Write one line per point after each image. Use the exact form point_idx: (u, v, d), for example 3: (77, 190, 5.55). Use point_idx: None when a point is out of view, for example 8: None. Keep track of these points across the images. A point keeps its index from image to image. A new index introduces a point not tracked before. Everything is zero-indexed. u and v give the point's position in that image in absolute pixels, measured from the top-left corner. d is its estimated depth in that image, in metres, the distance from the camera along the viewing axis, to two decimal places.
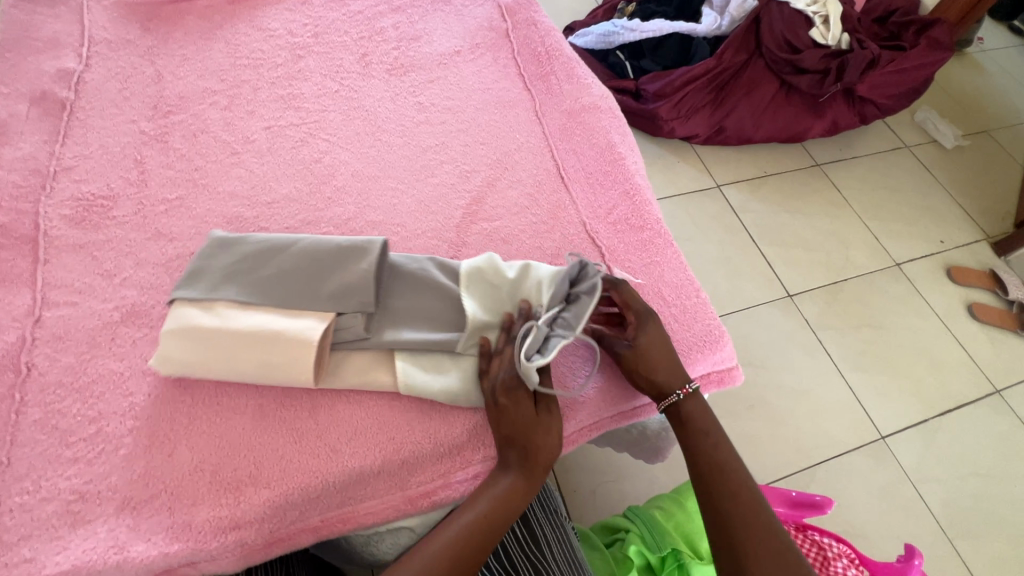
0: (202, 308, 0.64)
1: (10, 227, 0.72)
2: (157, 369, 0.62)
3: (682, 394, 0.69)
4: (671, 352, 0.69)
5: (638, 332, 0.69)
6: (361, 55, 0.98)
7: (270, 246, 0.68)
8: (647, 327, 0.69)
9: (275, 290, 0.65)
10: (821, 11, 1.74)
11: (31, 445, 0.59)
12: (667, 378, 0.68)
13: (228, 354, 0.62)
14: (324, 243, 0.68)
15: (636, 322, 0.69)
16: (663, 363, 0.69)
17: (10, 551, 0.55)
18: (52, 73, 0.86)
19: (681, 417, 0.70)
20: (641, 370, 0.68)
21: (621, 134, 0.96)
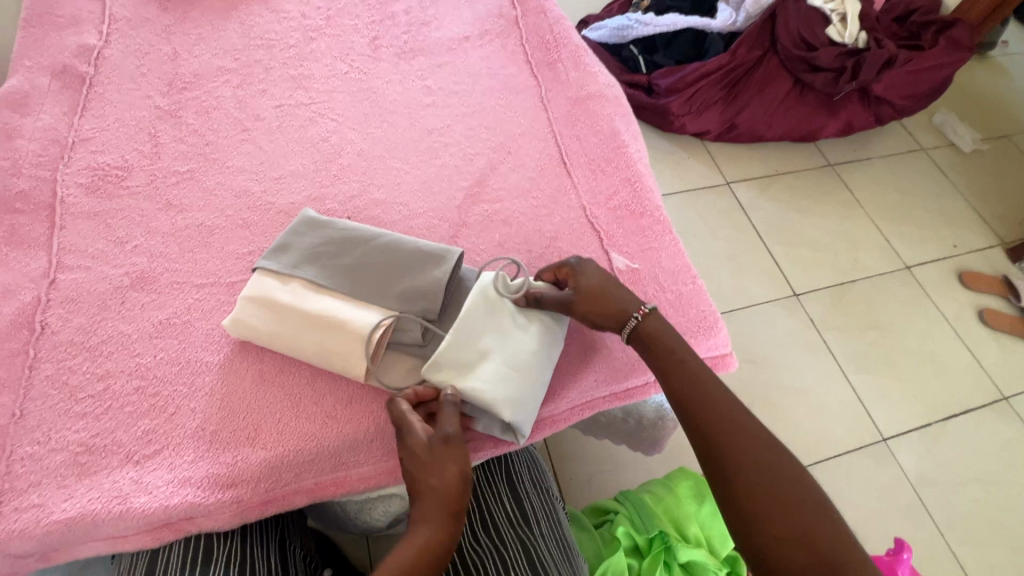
0: (281, 283, 0.67)
1: (31, 194, 0.75)
2: (229, 329, 0.66)
3: (639, 315, 0.66)
4: (615, 284, 0.69)
5: (575, 276, 0.69)
6: (372, 38, 0.99)
7: (356, 235, 0.71)
8: (582, 271, 0.69)
9: (349, 278, 0.67)
10: (838, 9, 1.73)
11: (43, 399, 0.62)
12: (620, 306, 0.67)
13: (291, 328, 0.65)
14: (405, 243, 0.70)
15: (568, 269, 0.70)
16: (613, 296, 0.68)
17: (21, 496, 0.57)
18: (73, 49, 0.89)
19: (648, 344, 0.66)
20: (593, 309, 0.67)
21: (625, 123, 0.97)
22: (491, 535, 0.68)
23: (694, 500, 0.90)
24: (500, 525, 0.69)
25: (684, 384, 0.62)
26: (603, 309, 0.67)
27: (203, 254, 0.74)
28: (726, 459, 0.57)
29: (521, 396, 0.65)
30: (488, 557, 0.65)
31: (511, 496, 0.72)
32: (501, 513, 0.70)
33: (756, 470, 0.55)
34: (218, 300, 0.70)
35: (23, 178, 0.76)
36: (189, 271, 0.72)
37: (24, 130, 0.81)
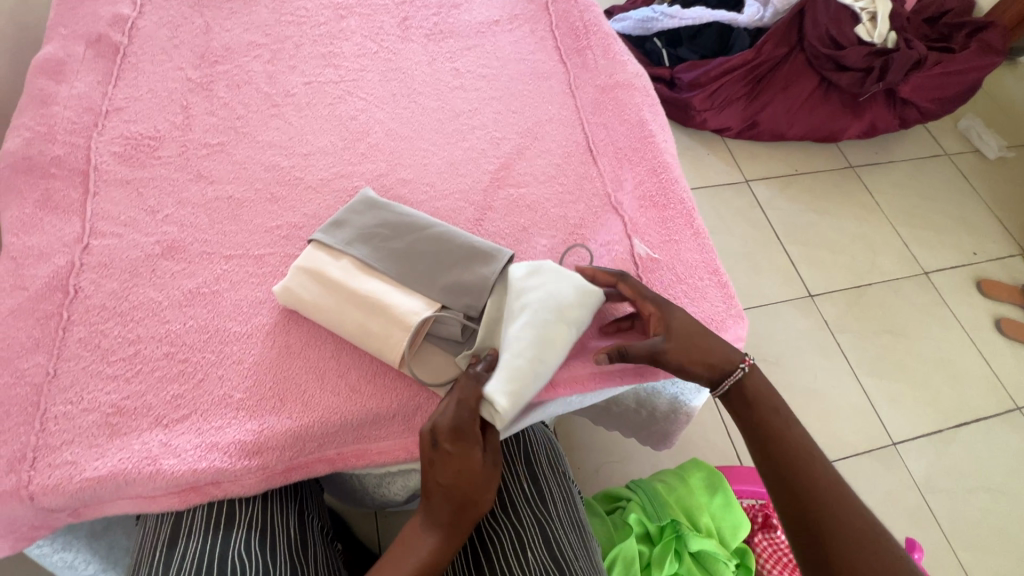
0: (333, 259, 0.69)
1: (65, 160, 0.76)
2: (277, 296, 0.68)
3: (746, 366, 0.70)
4: (707, 336, 0.69)
5: (669, 324, 0.67)
6: (402, 18, 0.99)
7: (412, 222, 0.72)
8: (671, 315, 0.68)
9: (399, 263, 0.69)
10: (869, 7, 1.70)
11: (75, 360, 0.63)
12: (718, 359, 0.68)
13: (336, 303, 0.66)
14: (456, 236, 0.71)
15: (662, 316, 0.68)
16: (709, 348, 0.68)
17: (54, 453, 0.59)
18: (107, 18, 0.90)
19: (751, 397, 0.70)
20: (691, 359, 0.67)
21: (653, 113, 0.96)
22: (508, 513, 0.68)
23: (706, 491, 0.91)
24: (518, 504, 0.69)
25: (763, 412, 0.69)
26: (701, 359, 0.67)
27: (232, 226, 0.74)
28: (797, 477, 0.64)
29: (509, 371, 0.59)
30: (506, 533, 0.67)
31: (529, 476, 0.72)
32: (521, 495, 0.70)
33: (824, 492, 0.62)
34: (246, 272, 0.71)
35: (57, 144, 0.77)
36: (219, 242, 0.73)
37: (59, 97, 0.82)
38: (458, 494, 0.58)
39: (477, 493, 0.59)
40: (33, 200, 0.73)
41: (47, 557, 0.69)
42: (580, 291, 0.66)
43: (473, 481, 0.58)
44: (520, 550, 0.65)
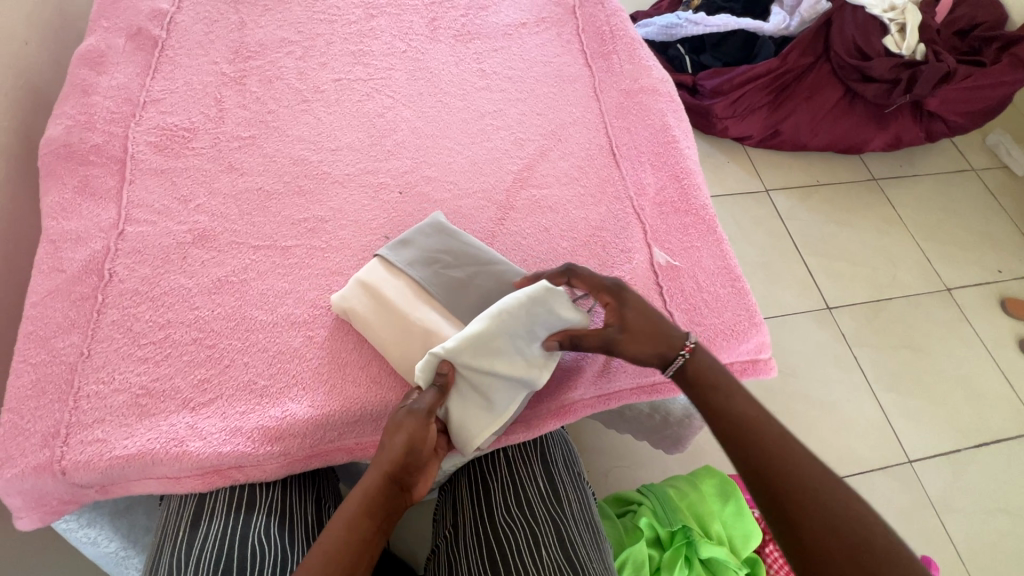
0: (394, 280, 0.70)
1: (104, 148, 0.79)
2: (333, 304, 0.69)
3: (686, 354, 0.65)
4: (661, 322, 0.66)
5: (620, 313, 0.66)
6: (430, 19, 1.01)
7: (475, 254, 0.72)
8: (626, 303, 0.66)
9: (455, 294, 0.69)
10: (899, 19, 1.66)
11: (108, 342, 0.65)
12: (668, 344, 0.65)
13: (387, 321, 0.67)
14: (516, 278, 0.71)
15: (613, 304, 0.66)
16: (660, 334, 0.66)
17: (86, 430, 0.61)
18: (147, 13, 0.93)
19: (694, 380, 0.66)
20: (640, 347, 0.65)
21: (676, 118, 0.96)
22: (524, 511, 0.69)
23: (719, 499, 0.91)
24: (533, 502, 0.70)
25: (712, 396, 0.65)
26: (648, 346, 0.65)
27: (261, 217, 0.76)
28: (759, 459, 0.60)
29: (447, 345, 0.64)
30: (521, 532, 0.67)
31: (546, 476, 0.73)
32: (536, 494, 0.71)
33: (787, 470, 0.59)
34: (273, 263, 0.73)
35: (97, 132, 0.80)
36: (247, 233, 0.75)
37: (100, 87, 0.84)
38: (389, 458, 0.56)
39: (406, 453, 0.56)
40: (72, 186, 0.76)
41: (72, 532, 0.71)
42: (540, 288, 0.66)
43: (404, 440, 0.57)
44: (535, 550, 0.65)
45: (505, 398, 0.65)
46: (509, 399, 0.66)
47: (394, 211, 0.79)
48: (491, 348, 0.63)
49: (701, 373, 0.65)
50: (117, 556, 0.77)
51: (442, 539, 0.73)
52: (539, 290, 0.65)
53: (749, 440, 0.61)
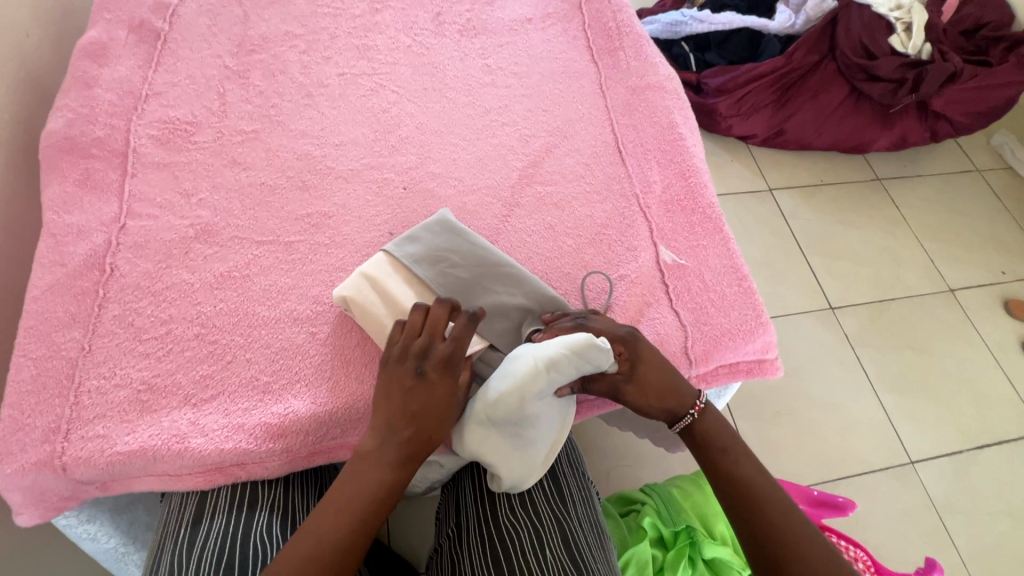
0: (399, 276, 0.69)
1: (105, 141, 0.78)
2: (335, 301, 0.68)
3: (696, 413, 0.68)
4: (671, 375, 0.67)
5: (633, 364, 0.66)
6: (435, 13, 1.00)
7: (481, 253, 0.72)
8: (640, 356, 0.66)
9: (460, 293, 0.69)
10: (904, 18, 1.66)
11: (109, 337, 0.65)
12: (676, 400, 0.67)
13: (390, 317, 0.67)
14: (523, 277, 0.71)
15: (627, 356, 0.65)
16: (669, 390, 0.67)
17: (87, 426, 0.60)
18: (150, 5, 0.92)
19: (700, 437, 0.68)
20: (649, 401, 0.66)
21: (683, 116, 0.95)
22: (528, 510, 0.69)
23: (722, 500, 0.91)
24: (538, 502, 0.70)
25: (718, 456, 0.67)
26: (658, 399, 0.66)
27: (264, 212, 0.75)
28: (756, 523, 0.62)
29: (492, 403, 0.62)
30: (525, 532, 0.66)
31: (550, 476, 0.73)
32: (540, 492, 0.71)
33: (785, 540, 0.61)
34: (276, 258, 0.72)
35: (98, 125, 0.79)
36: (250, 228, 0.74)
37: (102, 80, 0.83)
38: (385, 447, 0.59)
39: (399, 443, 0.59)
40: (73, 179, 0.75)
41: (72, 528, 0.70)
42: (575, 342, 0.61)
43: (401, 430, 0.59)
44: (540, 550, 0.65)
45: (545, 444, 0.66)
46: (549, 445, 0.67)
47: (398, 207, 0.78)
48: (537, 402, 0.63)
49: (708, 432, 0.68)
50: (117, 552, 0.76)
51: (446, 539, 0.72)
52: (587, 344, 0.61)
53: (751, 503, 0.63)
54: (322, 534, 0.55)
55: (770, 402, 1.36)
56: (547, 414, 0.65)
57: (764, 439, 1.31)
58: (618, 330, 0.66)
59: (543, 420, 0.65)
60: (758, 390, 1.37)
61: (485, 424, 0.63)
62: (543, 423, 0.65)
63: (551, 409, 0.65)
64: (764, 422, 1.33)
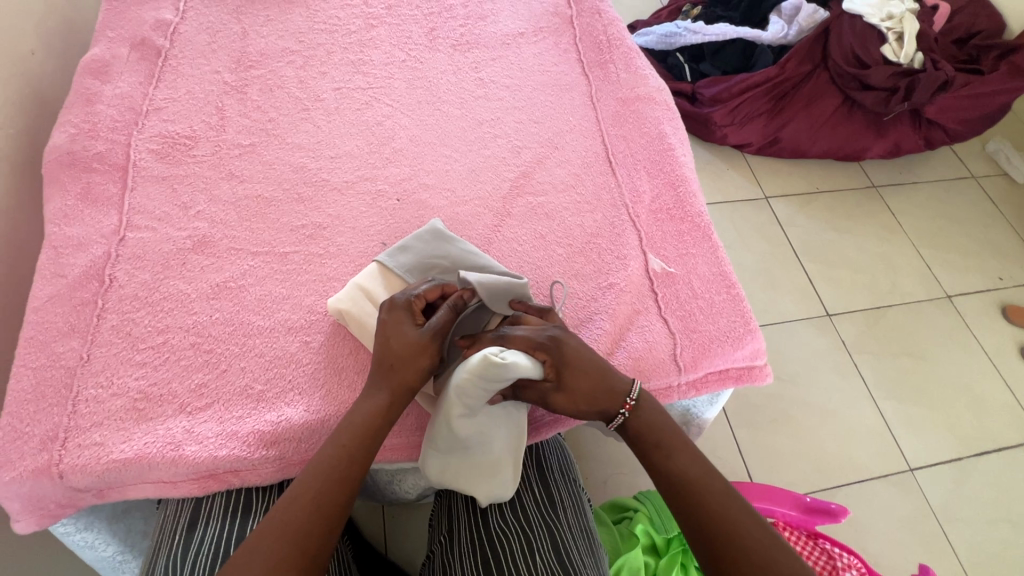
0: (393, 287, 0.71)
1: (106, 155, 0.80)
2: (330, 312, 0.70)
3: (626, 412, 0.65)
4: (601, 376, 0.65)
5: (558, 370, 0.64)
6: (429, 29, 1.02)
7: (471, 261, 0.73)
8: (562, 360, 0.64)
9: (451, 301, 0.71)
10: (896, 27, 1.67)
11: (107, 346, 0.66)
12: (608, 403, 0.65)
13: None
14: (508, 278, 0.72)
15: (551, 361, 0.63)
16: (599, 391, 0.64)
17: (84, 434, 0.61)
18: (151, 23, 0.94)
19: (637, 436, 0.66)
20: (580, 407, 0.65)
21: (672, 126, 0.97)
22: (518, 516, 0.70)
23: None
24: (528, 508, 0.71)
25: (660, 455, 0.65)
26: (588, 404, 0.64)
27: (260, 223, 0.77)
28: (708, 526, 0.60)
29: (433, 437, 0.64)
30: (514, 537, 0.67)
31: (541, 482, 0.74)
32: (531, 499, 0.72)
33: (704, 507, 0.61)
34: (271, 268, 0.74)
35: (99, 140, 0.81)
36: (247, 239, 0.76)
37: (103, 96, 0.86)
38: (330, 446, 0.60)
39: (344, 441, 0.60)
40: (74, 192, 0.77)
41: (69, 536, 0.71)
42: (473, 363, 0.59)
43: (353, 424, 0.61)
44: (529, 556, 0.65)
45: (505, 452, 0.67)
46: (510, 451, 0.68)
47: (391, 218, 0.80)
48: (469, 424, 0.63)
49: (643, 429, 0.65)
50: (114, 560, 0.77)
51: (438, 545, 0.73)
52: (486, 363, 0.59)
53: (697, 504, 0.62)
54: (299, 496, 0.57)
55: (767, 409, 1.36)
56: (490, 422, 0.65)
57: (760, 446, 1.31)
58: (540, 338, 0.64)
59: (488, 427, 0.65)
60: (754, 397, 1.37)
61: (438, 457, 0.66)
62: (491, 432, 0.66)
63: (492, 418, 0.65)
64: (760, 429, 1.33)
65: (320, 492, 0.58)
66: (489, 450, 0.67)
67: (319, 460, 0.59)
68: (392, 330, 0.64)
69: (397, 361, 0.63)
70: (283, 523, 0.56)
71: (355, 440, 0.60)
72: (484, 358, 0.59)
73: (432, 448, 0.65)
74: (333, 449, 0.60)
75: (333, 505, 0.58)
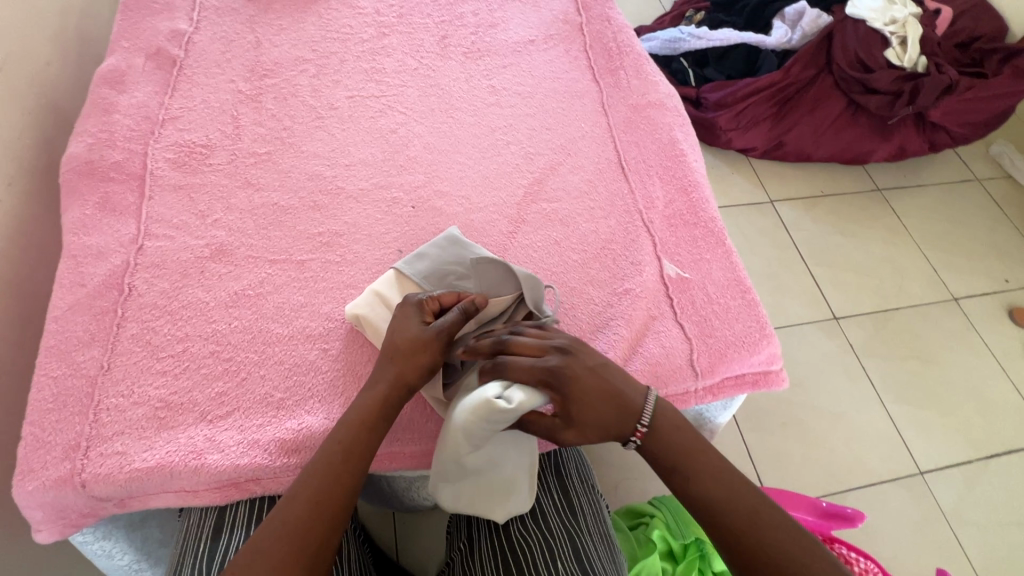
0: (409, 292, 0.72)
1: (124, 165, 0.81)
2: (348, 318, 0.71)
3: (638, 439, 0.63)
4: (611, 403, 0.62)
5: (562, 404, 0.61)
6: (441, 37, 1.03)
7: None
8: (566, 392, 0.61)
9: None
10: (899, 32, 1.68)
11: (128, 355, 0.66)
12: (620, 428, 0.62)
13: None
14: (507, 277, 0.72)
15: (556, 395, 0.61)
16: (610, 422, 0.62)
17: (106, 443, 0.62)
18: (166, 33, 0.95)
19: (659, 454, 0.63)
20: (591, 438, 0.63)
21: (684, 132, 0.97)
22: (539, 523, 0.70)
23: None
24: (549, 515, 0.71)
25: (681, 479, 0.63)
26: (599, 435, 0.62)
27: (277, 231, 0.77)
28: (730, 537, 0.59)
29: (441, 474, 0.64)
30: (537, 547, 0.67)
31: (560, 489, 0.74)
32: (551, 507, 0.72)
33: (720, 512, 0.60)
34: (289, 276, 0.74)
35: (116, 150, 0.82)
36: (263, 247, 0.76)
37: (120, 106, 0.86)
38: (322, 447, 0.60)
39: (331, 440, 0.60)
40: (92, 202, 0.77)
41: (87, 545, 0.71)
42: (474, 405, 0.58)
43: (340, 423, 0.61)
44: (552, 562, 0.65)
45: (516, 472, 0.67)
46: (521, 470, 0.67)
47: (407, 226, 0.80)
48: (476, 457, 0.63)
49: (656, 449, 0.63)
50: (131, 569, 0.77)
51: (458, 552, 0.74)
52: (486, 407, 0.58)
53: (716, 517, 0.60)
54: (298, 491, 0.57)
55: (777, 413, 1.36)
56: (500, 448, 0.65)
57: (770, 451, 1.31)
58: (538, 370, 0.61)
59: (498, 455, 0.65)
60: (764, 401, 1.37)
61: (453, 489, 0.66)
62: (499, 458, 0.65)
63: (503, 447, 0.65)
64: (770, 433, 1.33)
65: (315, 492, 0.57)
66: (502, 476, 0.66)
67: (317, 454, 0.60)
68: (399, 326, 0.65)
69: (397, 356, 0.63)
70: (281, 517, 0.56)
71: (342, 439, 0.60)
72: (485, 401, 0.58)
73: (448, 484, 0.65)
74: (322, 449, 0.60)
75: (328, 501, 0.57)
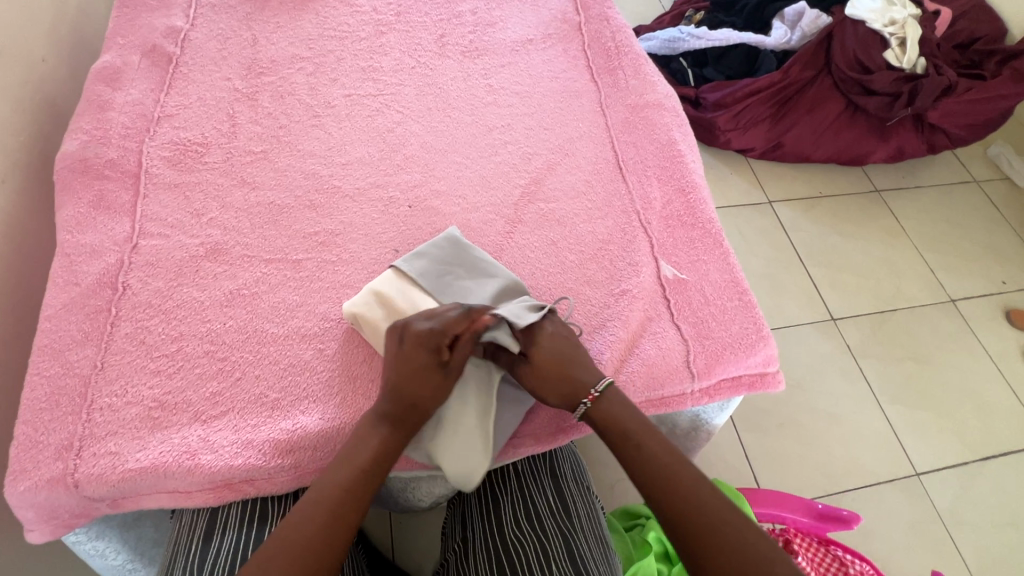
0: (408, 290, 0.71)
1: (118, 162, 0.80)
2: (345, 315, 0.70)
3: (587, 402, 0.66)
4: (573, 364, 0.67)
5: (529, 346, 0.67)
6: (439, 35, 1.02)
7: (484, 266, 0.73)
8: (539, 338, 0.67)
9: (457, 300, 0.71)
10: (899, 33, 1.68)
11: (122, 354, 0.66)
12: (572, 390, 0.66)
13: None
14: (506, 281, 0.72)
15: (528, 338, 0.68)
16: (567, 378, 0.66)
17: (99, 443, 0.61)
18: (162, 30, 0.94)
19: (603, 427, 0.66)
20: (544, 387, 0.67)
21: (682, 132, 0.97)
22: (534, 525, 0.70)
23: None
24: (544, 517, 0.71)
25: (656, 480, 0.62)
26: (556, 387, 0.67)
27: (272, 230, 0.77)
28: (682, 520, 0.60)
29: None
30: (532, 550, 0.67)
31: (555, 489, 0.74)
32: (546, 509, 0.72)
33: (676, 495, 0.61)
34: (284, 276, 0.74)
35: (111, 147, 0.81)
36: (259, 246, 0.76)
37: (115, 103, 0.86)
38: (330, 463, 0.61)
39: (341, 472, 0.60)
40: (87, 200, 0.77)
41: (81, 545, 0.70)
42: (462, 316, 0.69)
43: (353, 454, 0.61)
44: (545, 561, 0.65)
45: (471, 411, 0.67)
46: (477, 412, 0.67)
47: (403, 225, 0.80)
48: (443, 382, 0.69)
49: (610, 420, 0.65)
50: (124, 569, 0.77)
51: (453, 552, 0.74)
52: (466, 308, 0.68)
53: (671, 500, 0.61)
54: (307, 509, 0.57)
55: (773, 414, 1.36)
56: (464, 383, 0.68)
57: (767, 451, 1.31)
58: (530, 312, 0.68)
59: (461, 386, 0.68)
60: (761, 402, 1.37)
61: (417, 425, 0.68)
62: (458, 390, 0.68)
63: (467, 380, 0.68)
64: (766, 434, 1.33)
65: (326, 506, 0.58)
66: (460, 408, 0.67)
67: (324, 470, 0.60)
68: (410, 373, 0.63)
69: (412, 404, 0.63)
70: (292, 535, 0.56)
71: (357, 472, 0.60)
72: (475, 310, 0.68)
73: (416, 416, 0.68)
74: (335, 477, 0.60)
75: (341, 513, 0.58)
